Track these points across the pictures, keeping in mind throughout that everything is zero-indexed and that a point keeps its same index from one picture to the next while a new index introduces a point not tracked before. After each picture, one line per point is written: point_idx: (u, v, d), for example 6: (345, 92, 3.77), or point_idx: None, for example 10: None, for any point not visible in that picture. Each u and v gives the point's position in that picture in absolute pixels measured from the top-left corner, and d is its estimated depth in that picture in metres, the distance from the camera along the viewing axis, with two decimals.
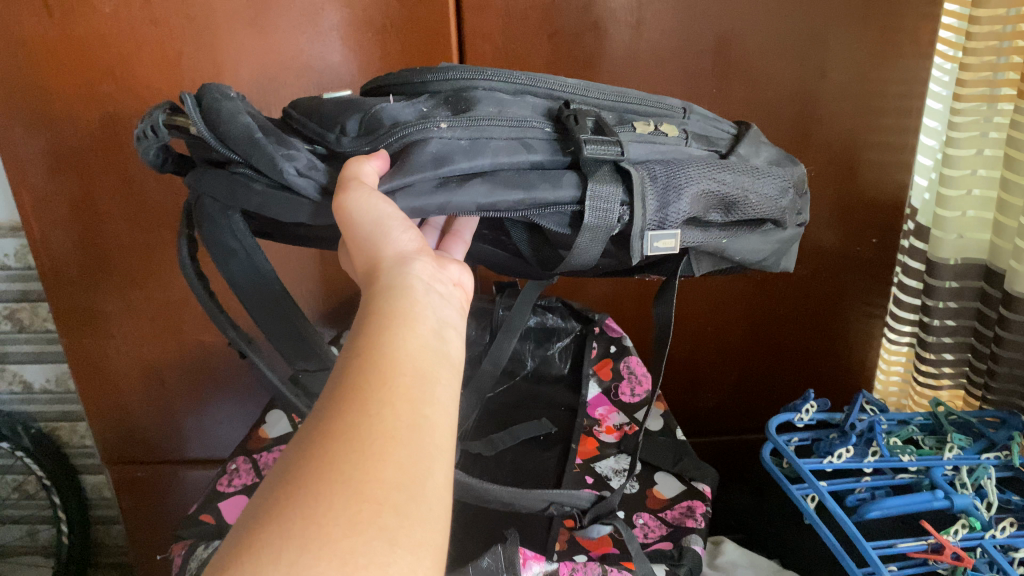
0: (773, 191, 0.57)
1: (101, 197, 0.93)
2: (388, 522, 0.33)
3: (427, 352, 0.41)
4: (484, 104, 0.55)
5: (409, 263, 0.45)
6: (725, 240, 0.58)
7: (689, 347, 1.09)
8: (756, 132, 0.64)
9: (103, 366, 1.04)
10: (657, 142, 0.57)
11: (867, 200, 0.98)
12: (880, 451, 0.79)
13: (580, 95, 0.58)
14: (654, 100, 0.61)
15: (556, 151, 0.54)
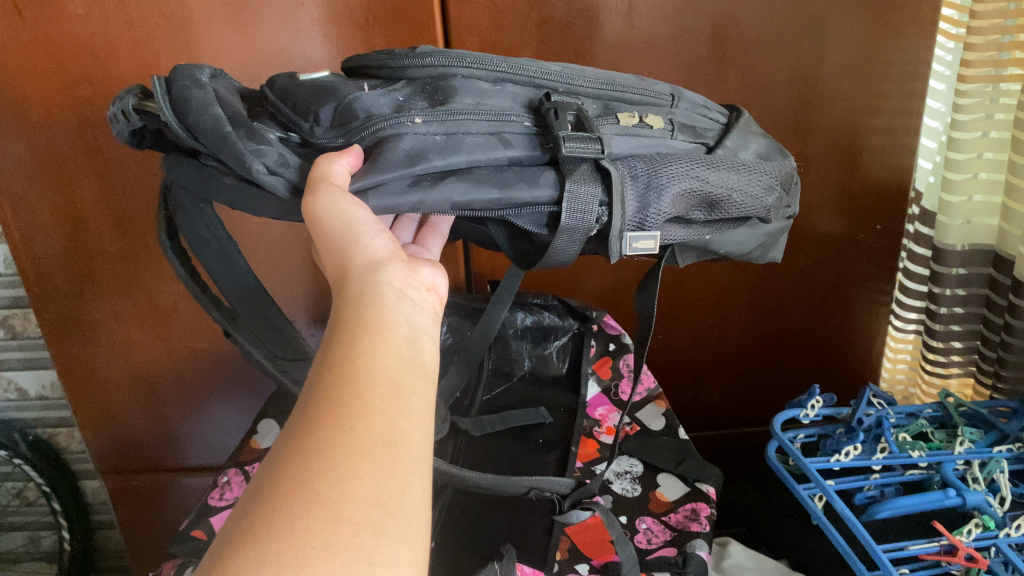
0: (760, 190, 0.55)
1: (84, 203, 0.91)
2: (366, 541, 0.31)
3: (401, 361, 0.38)
4: (462, 96, 0.52)
5: (380, 270, 0.43)
6: (709, 236, 0.56)
7: (690, 340, 1.06)
8: (746, 121, 0.61)
9: (94, 374, 1.02)
10: (642, 134, 0.54)
11: (870, 186, 0.96)
12: (889, 448, 0.76)
13: (562, 85, 0.55)
14: (640, 88, 0.58)
15: (535, 146, 0.52)
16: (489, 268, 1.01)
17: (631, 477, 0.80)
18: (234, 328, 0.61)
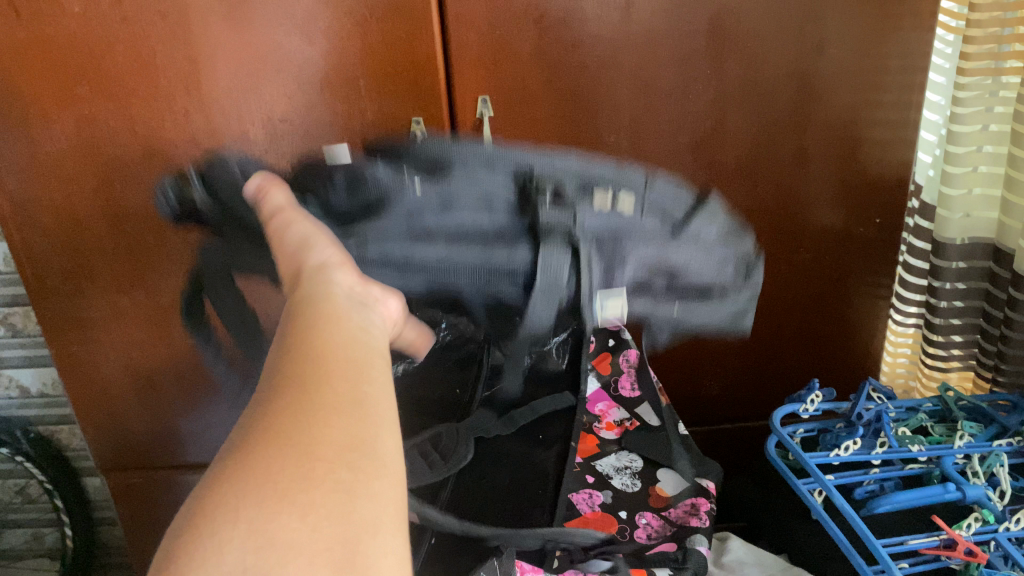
0: (695, 254, 0.69)
1: (82, 202, 0.91)
2: (342, 476, 0.39)
3: (357, 340, 0.51)
4: (462, 184, 0.67)
5: (335, 269, 0.60)
6: (676, 308, 0.73)
7: (689, 335, 1.06)
8: (716, 208, 0.70)
9: (94, 371, 1.02)
10: (614, 215, 0.66)
11: (870, 180, 0.96)
12: (888, 442, 0.76)
13: (548, 168, 0.66)
14: (616, 172, 0.67)
15: (518, 217, 0.67)
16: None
17: (631, 473, 0.80)
18: None
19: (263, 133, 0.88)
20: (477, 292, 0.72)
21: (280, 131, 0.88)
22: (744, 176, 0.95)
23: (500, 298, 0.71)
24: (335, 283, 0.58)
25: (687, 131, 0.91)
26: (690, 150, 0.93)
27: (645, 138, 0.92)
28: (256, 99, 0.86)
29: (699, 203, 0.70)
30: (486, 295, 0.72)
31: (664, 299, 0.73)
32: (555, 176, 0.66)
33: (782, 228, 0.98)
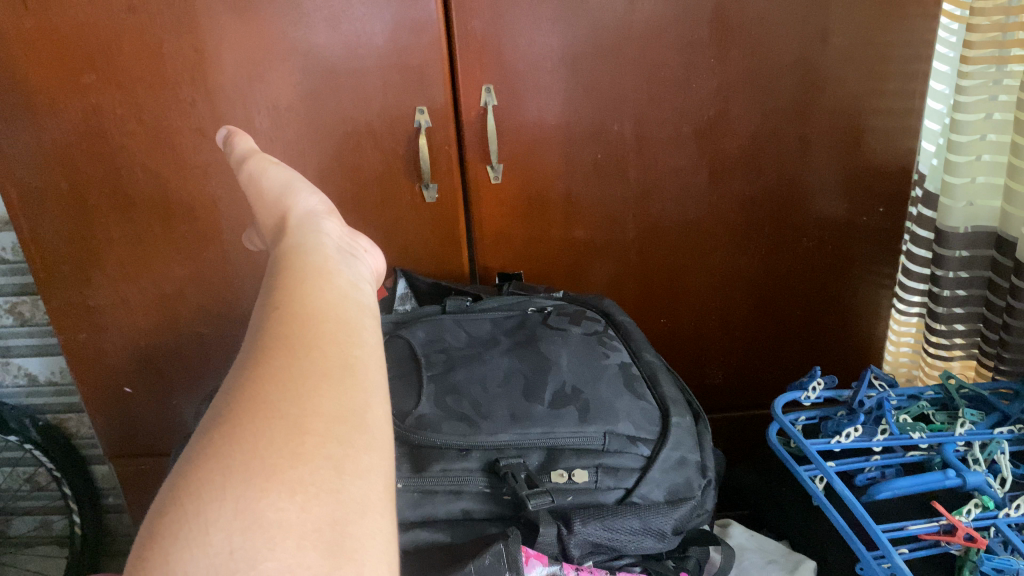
0: (656, 526, 0.63)
1: (90, 190, 0.91)
2: (333, 452, 0.36)
3: (347, 296, 0.48)
4: (434, 464, 0.63)
5: (316, 225, 0.56)
6: (619, 366, 0.73)
7: (693, 324, 1.06)
8: (680, 436, 0.67)
9: (101, 359, 1.03)
10: (581, 484, 0.63)
11: (872, 169, 0.96)
12: (889, 429, 0.77)
13: (510, 441, 0.64)
14: (579, 435, 0.65)
15: (487, 496, 0.63)
16: (496, 264, 1.01)
17: None
18: None
19: (269, 122, 0.89)
20: (424, 346, 0.74)
21: (285, 119, 0.89)
22: (748, 165, 0.95)
23: (443, 344, 0.75)
24: (324, 233, 0.56)
25: (691, 120, 0.92)
26: (694, 138, 0.93)
27: (649, 126, 0.92)
28: (262, 88, 0.87)
29: (661, 429, 0.68)
30: (434, 342, 0.75)
31: (600, 359, 0.73)
32: (520, 450, 0.64)
33: (785, 217, 0.98)
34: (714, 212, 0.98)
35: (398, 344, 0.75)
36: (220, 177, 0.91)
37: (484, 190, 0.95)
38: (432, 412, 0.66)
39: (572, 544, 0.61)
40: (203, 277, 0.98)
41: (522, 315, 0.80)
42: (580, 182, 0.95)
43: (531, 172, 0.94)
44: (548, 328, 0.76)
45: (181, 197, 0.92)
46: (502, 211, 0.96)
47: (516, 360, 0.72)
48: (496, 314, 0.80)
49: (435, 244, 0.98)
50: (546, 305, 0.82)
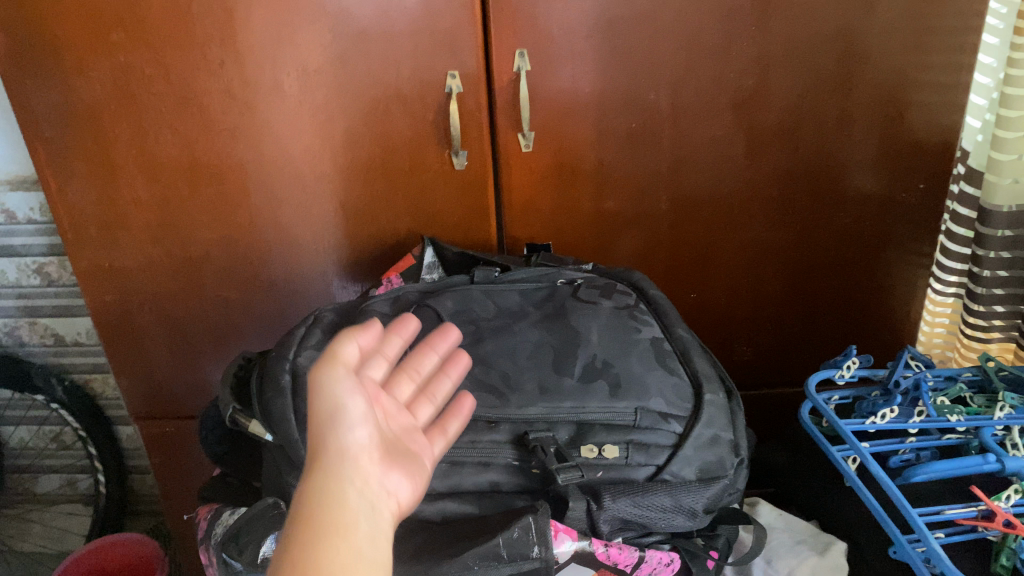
0: (688, 504, 0.61)
1: (117, 151, 0.91)
2: None
3: (361, 566, 0.43)
4: (463, 435, 0.63)
5: (351, 461, 0.47)
6: (650, 340, 0.72)
7: (723, 299, 1.05)
8: (714, 411, 0.66)
9: (127, 321, 1.03)
10: (611, 460, 0.62)
11: (914, 144, 0.93)
12: (926, 411, 0.75)
13: (540, 414, 0.63)
14: (611, 410, 0.64)
15: (517, 469, 0.62)
16: (524, 234, 0.99)
17: None
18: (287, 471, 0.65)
19: (297, 85, 0.87)
20: (452, 317, 0.73)
21: (314, 82, 0.87)
22: (785, 138, 0.92)
23: (472, 315, 0.74)
24: (359, 480, 0.47)
25: (729, 90, 0.89)
26: (731, 109, 0.90)
27: (684, 96, 0.89)
28: (290, 49, 0.85)
29: (693, 406, 0.66)
30: (462, 313, 0.74)
31: (631, 333, 0.71)
32: (550, 424, 0.63)
33: (822, 192, 0.96)
34: (748, 186, 0.95)
35: (426, 314, 0.73)
36: (247, 140, 0.90)
37: (514, 159, 0.93)
38: (461, 383, 0.66)
39: (601, 520, 0.60)
40: (229, 241, 0.97)
41: (552, 287, 0.78)
42: (612, 152, 0.93)
43: (562, 141, 0.92)
44: (578, 301, 0.75)
45: (208, 160, 0.91)
46: (532, 180, 0.95)
47: (546, 332, 0.71)
48: (524, 286, 0.78)
49: (462, 213, 0.97)
50: (576, 277, 0.80)
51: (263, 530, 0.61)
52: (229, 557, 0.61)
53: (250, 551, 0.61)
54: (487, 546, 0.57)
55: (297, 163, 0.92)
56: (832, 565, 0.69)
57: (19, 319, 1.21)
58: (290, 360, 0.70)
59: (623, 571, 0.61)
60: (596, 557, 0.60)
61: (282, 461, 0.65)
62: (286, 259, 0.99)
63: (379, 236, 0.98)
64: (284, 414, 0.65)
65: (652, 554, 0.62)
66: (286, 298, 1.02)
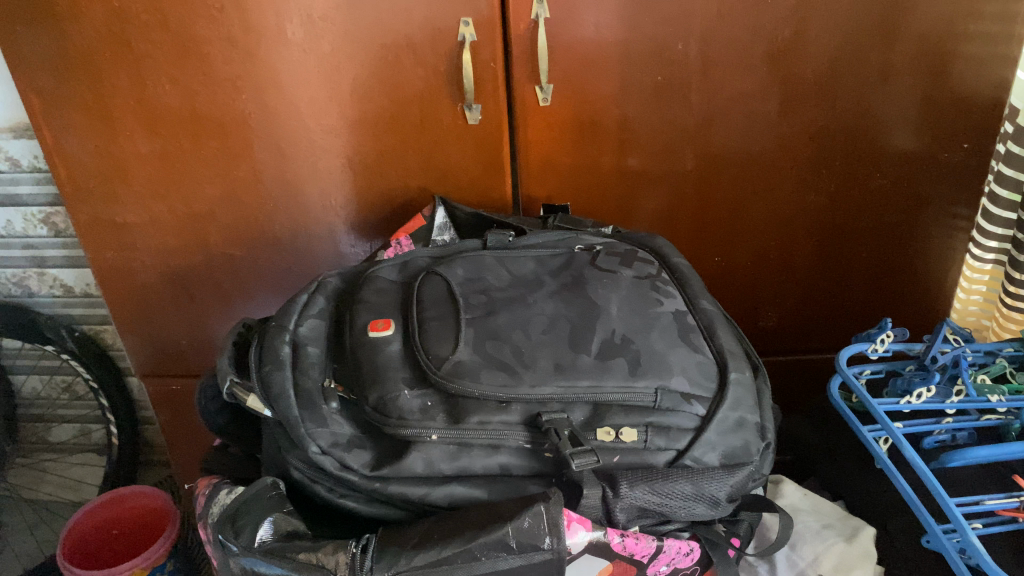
0: (710, 492, 0.58)
1: (114, 101, 0.86)
2: None
3: None
4: (473, 414, 0.59)
5: None
6: (672, 313, 0.67)
7: (749, 263, 1.00)
8: (739, 392, 0.62)
9: (131, 278, 1.00)
10: (628, 444, 0.59)
11: (961, 100, 0.86)
12: (965, 390, 0.70)
13: (554, 394, 0.59)
14: (629, 390, 0.60)
15: (528, 452, 0.59)
16: (541, 193, 0.95)
17: None
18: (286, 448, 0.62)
19: (302, 33, 0.82)
20: (462, 285, 0.69)
21: (319, 30, 0.81)
22: (821, 93, 0.86)
23: (483, 283, 0.70)
24: None
25: (763, 41, 0.83)
26: (765, 61, 0.84)
27: (717, 46, 0.83)
28: None
29: (718, 387, 0.63)
30: (473, 281, 0.70)
31: (653, 307, 0.67)
32: (565, 405, 0.60)
33: (858, 152, 0.90)
34: (781, 144, 0.90)
35: (435, 282, 0.69)
36: (251, 91, 0.85)
37: (531, 113, 0.88)
38: (471, 359, 0.61)
39: (617, 508, 0.57)
40: (234, 196, 0.93)
41: (569, 254, 0.74)
42: (637, 106, 0.87)
43: (583, 94, 0.86)
44: (596, 270, 0.71)
45: (210, 111, 0.86)
46: (550, 135, 0.90)
47: (562, 304, 0.67)
48: (539, 253, 0.74)
49: (477, 170, 0.92)
50: (595, 244, 0.76)
51: (261, 512, 0.57)
52: (226, 541, 0.56)
53: (246, 533, 0.56)
54: (496, 534, 0.53)
55: (303, 115, 0.87)
56: (862, 553, 0.66)
57: (27, 269, 1.18)
58: (291, 330, 0.67)
59: (639, 561, 0.58)
60: (611, 548, 0.57)
61: (281, 438, 0.62)
62: (292, 216, 0.95)
63: (390, 192, 0.94)
64: (284, 388, 0.62)
65: (670, 544, 0.59)
66: (294, 256, 0.98)
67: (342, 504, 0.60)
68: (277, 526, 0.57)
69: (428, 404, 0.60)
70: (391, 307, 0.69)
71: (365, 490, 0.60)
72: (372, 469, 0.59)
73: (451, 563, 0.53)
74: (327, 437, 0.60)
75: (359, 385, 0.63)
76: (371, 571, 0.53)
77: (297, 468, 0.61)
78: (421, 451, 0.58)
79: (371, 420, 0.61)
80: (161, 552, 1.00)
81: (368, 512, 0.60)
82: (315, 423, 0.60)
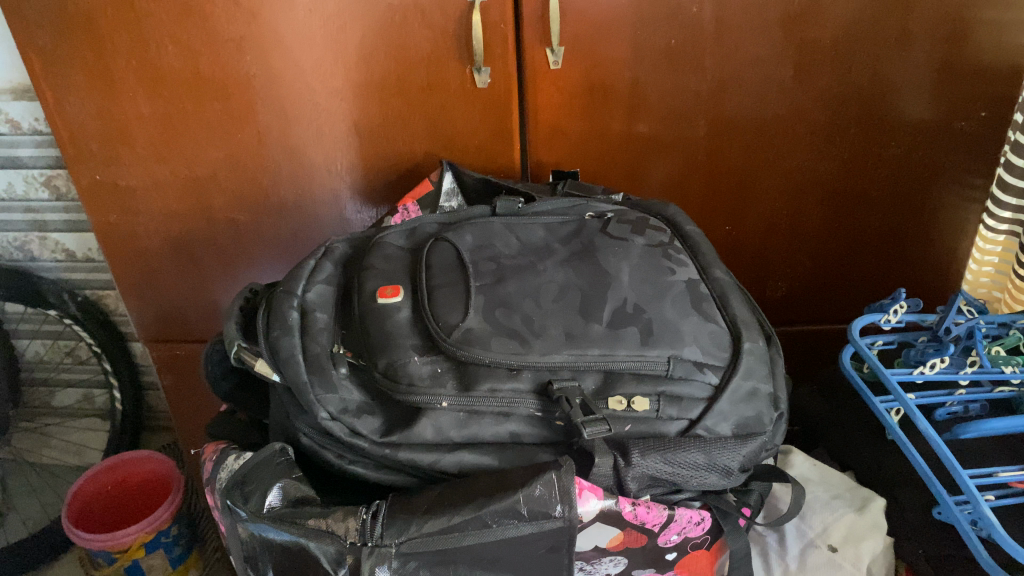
0: (722, 463, 0.58)
1: (115, 61, 0.84)
2: None
3: None
4: (483, 382, 0.58)
5: None
6: (685, 282, 0.66)
7: (759, 232, 0.99)
8: (751, 362, 0.62)
9: (134, 242, 0.99)
10: (640, 415, 0.58)
11: (980, 67, 0.84)
12: (979, 362, 0.69)
13: (565, 362, 0.59)
14: (641, 359, 0.59)
15: (538, 421, 0.59)
16: (550, 159, 0.94)
17: None
18: (295, 414, 0.61)
19: None
20: (471, 252, 0.68)
21: None
22: (838, 58, 0.84)
23: (493, 250, 0.69)
24: None
25: (779, 5, 0.81)
26: (780, 25, 0.82)
27: (731, 9, 0.81)
28: None
29: (730, 356, 0.62)
30: (482, 248, 0.69)
31: (665, 275, 0.66)
32: (576, 373, 0.59)
33: (872, 119, 0.88)
34: (794, 111, 0.88)
35: (443, 249, 0.68)
36: (255, 52, 0.83)
37: (541, 77, 0.86)
38: (481, 327, 0.60)
39: (628, 477, 0.57)
40: (237, 160, 0.92)
41: (580, 221, 0.73)
42: (649, 71, 0.85)
43: (594, 58, 0.85)
44: (607, 237, 0.70)
45: (213, 73, 0.85)
46: (560, 100, 0.88)
47: (573, 272, 0.66)
48: (549, 220, 0.73)
49: (485, 136, 0.91)
50: (606, 211, 0.75)
51: (269, 478, 0.57)
52: (233, 506, 0.55)
53: (255, 499, 0.56)
54: (506, 502, 0.53)
55: (308, 77, 0.86)
56: (871, 524, 0.66)
57: (29, 233, 1.17)
58: (298, 296, 0.66)
59: (650, 530, 0.58)
60: (623, 517, 0.56)
61: (290, 404, 0.62)
62: (297, 180, 0.93)
63: (396, 158, 0.93)
64: (291, 354, 0.61)
65: (682, 513, 0.58)
66: (298, 221, 0.97)
67: (351, 470, 0.59)
68: (287, 492, 0.57)
69: (437, 370, 0.60)
70: (400, 273, 0.68)
71: (374, 456, 0.59)
72: (382, 435, 0.59)
73: (463, 530, 0.53)
74: (336, 403, 0.60)
75: (368, 351, 0.62)
76: (381, 538, 0.53)
77: (307, 435, 0.61)
78: (430, 418, 0.58)
79: (380, 387, 0.60)
80: (166, 517, 1.00)
81: (377, 478, 0.60)
82: (324, 389, 0.60)
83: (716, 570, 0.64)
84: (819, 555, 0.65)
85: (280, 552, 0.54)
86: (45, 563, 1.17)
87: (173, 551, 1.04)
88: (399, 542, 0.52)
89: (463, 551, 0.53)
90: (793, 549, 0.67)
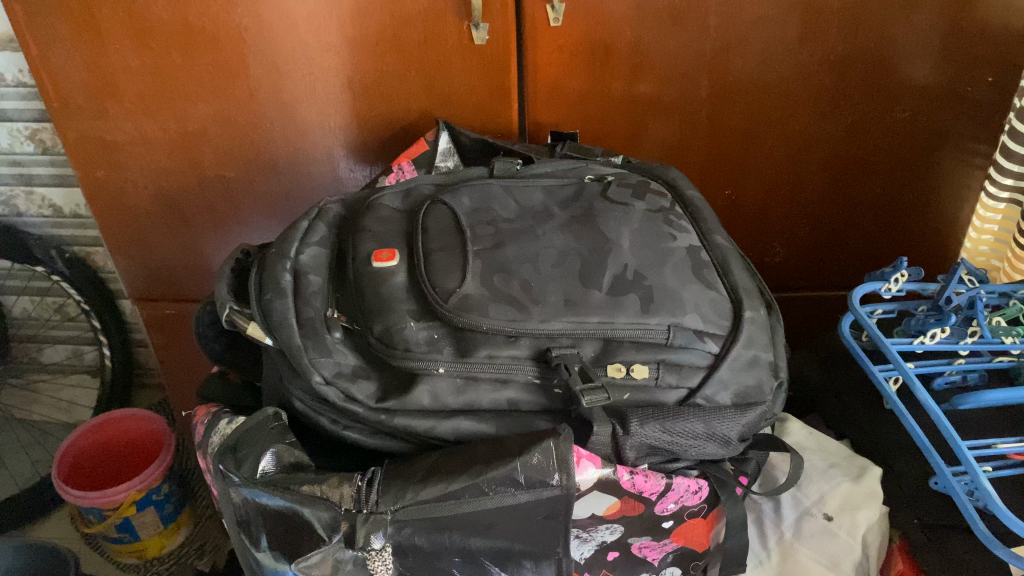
0: (721, 432, 0.57)
1: (102, 11, 0.81)
2: None
3: None
4: (481, 349, 0.57)
5: None
6: (686, 249, 0.65)
7: (759, 197, 0.98)
8: (753, 332, 0.61)
9: (123, 199, 0.96)
10: (637, 383, 0.58)
11: (989, 31, 0.81)
12: (980, 332, 0.69)
13: (563, 330, 0.58)
14: (641, 327, 0.58)
15: (538, 390, 0.58)
16: (548, 119, 0.92)
17: None
18: (289, 379, 0.60)
19: None
20: (469, 215, 0.66)
21: None
22: (844, 19, 0.82)
23: (491, 213, 0.67)
24: None
25: None
26: None
27: None
28: None
29: (732, 325, 0.61)
30: (480, 212, 0.67)
31: (666, 241, 0.65)
32: (574, 340, 0.58)
33: (878, 83, 0.86)
34: (798, 73, 0.86)
35: (440, 211, 0.67)
36: (246, 4, 0.81)
37: (541, 33, 0.84)
38: (479, 293, 0.59)
39: (626, 446, 0.56)
40: (228, 115, 0.89)
41: (579, 184, 0.72)
42: (651, 29, 0.83)
43: (596, 15, 0.82)
44: (607, 202, 0.68)
45: (203, 25, 0.82)
46: (560, 58, 0.86)
47: (573, 237, 0.64)
48: (549, 183, 0.72)
49: (482, 94, 0.89)
50: (606, 175, 0.74)
51: (263, 443, 0.56)
52: (226, 471, 0.55)
53: (249, 464, 0.55)
54: (505, 469, 0.52)
55: (301, 31, 0.83)
56: (868, 493, 0.66)
57: (15, 187, 1.15)
58: (291, 258, 0.64)
59: (647, 498, 0.57)
60: (620, 485, 0.56)
61: (283, 367, 0.61)
62: (289, 137, 0.91)
63: (391, 116, 0.90)
64: (285, 317, 0.60)
65: (679, 483, 0.58)
66: (290, 180, 0.95)
67: (346, 435, 0.59)
68: (281, 458, 0.56)
69: (434, 336, 0.59)
70: (396, 236, 0.66)
71: (369, 422, 0.58)
72: (377, 400, 0.58)
73: (458, 498, 0.52)
74: (331, 367, 0.59)
75: (362, 315, 0.61)
76: (377, 504, 0.52)
77: (302, 400, 0.60)
78: (427, 384, 0.57)
79: (376, 351, 0.59)
80: (157, 475, 0.99)
81: (372, 444, 0.59)
82: (318, 352, 0.59)
83: (711, 540, 0.64)
84: (814, 523, 0.65)
85: (274, 516, 0.54)
86: (35, 520, 1.17)
87: (164, 509, 1.04)
88: (395, 509, 0.52)
89: (460, 517, 0.52)
90: (788, 517, 0.67)
